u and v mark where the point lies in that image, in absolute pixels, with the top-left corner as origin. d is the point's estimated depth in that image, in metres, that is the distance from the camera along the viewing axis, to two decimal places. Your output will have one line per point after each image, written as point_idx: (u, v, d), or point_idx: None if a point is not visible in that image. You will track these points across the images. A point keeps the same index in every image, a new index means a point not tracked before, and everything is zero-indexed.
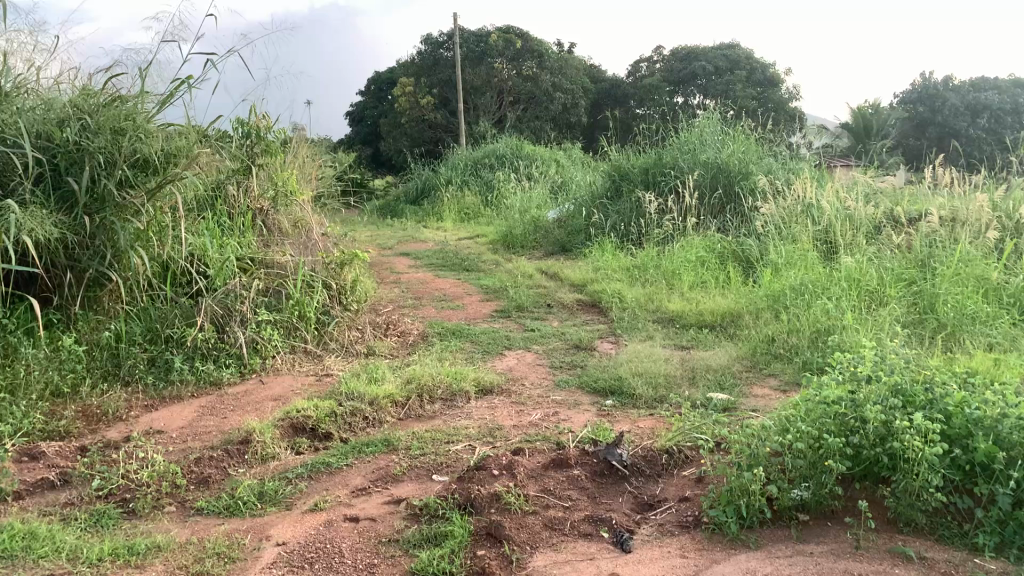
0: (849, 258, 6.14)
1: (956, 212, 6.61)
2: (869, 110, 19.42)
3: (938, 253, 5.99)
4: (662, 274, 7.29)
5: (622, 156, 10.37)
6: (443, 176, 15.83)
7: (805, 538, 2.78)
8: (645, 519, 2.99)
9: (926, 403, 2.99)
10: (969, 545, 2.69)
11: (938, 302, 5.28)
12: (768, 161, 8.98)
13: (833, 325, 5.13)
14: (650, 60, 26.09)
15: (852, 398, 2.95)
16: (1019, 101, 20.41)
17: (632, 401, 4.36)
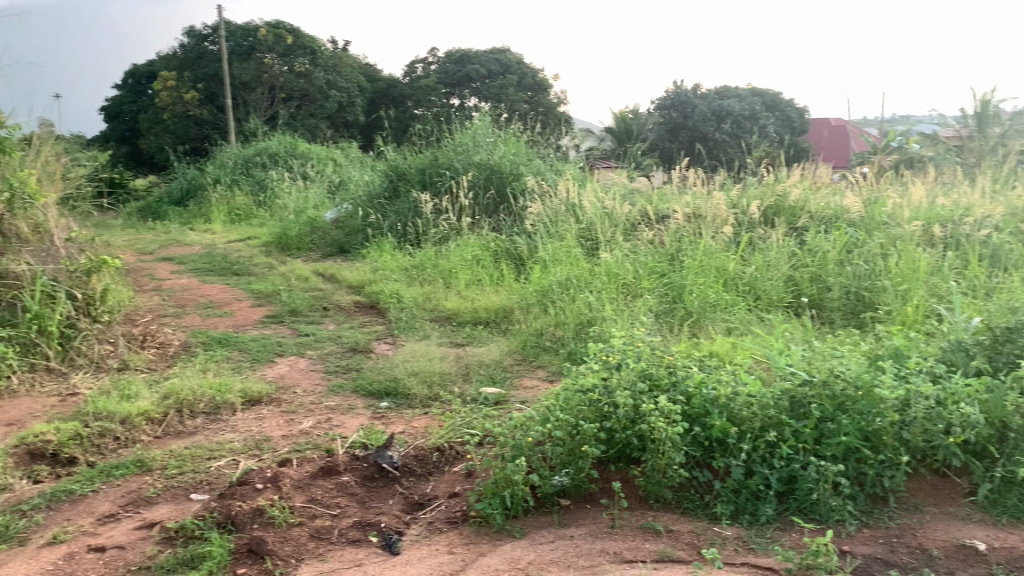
0: (608, 254, 6.50)
1: (700, 209, 7.21)
2: (629, 114, 20.66)
3: (685, 248, 6.51)
4: (438, 273, 7.34)
5: (397, 156, 10.34)
6: (210, 176, 15.01)
7: (566, 523, 2.91)
8: (414, 519, 2.99)
9: (670, 386, 3.24)
10: (709, 514, 2.94)
11: (686, 292, 5.72)
12: (537, 162, 9.34)
13: (594, 317, 5.42)
14: (425, 61, 26.25)
15: (605, 385, 3.14)
16: (756, 108, 22.56)
17: (407, 401, 4.35)
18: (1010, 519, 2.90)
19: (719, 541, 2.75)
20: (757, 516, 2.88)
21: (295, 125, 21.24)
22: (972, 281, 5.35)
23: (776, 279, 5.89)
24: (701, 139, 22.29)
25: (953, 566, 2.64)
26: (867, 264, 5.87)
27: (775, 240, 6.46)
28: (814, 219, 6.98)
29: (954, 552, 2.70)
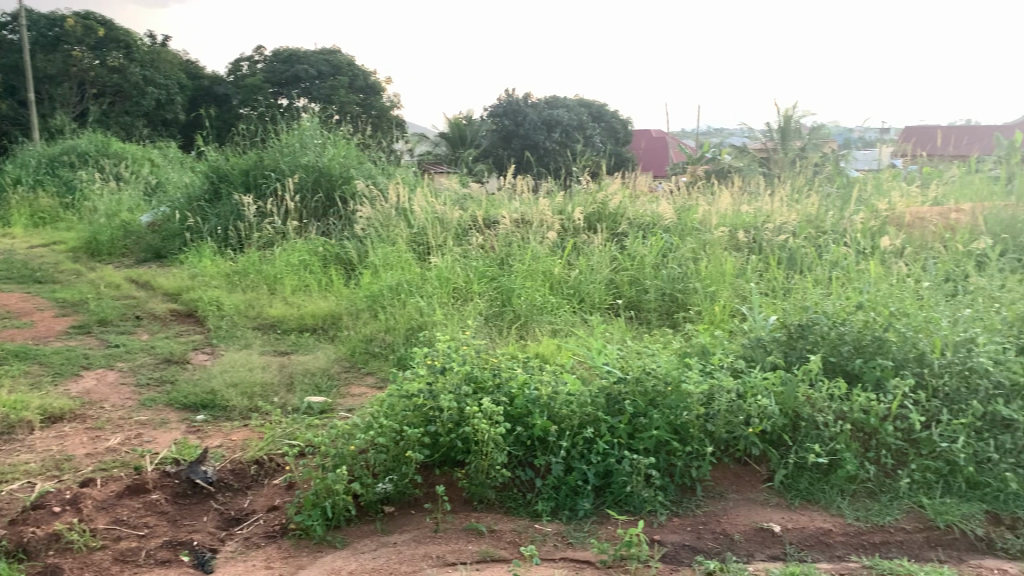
0: (437, 259, 6.51)
1: (527, 215, 7.38)
2: (462, 120, 20.78)
3: (513, 253, 6.63)
4: (263, 279, 7.09)
5: (219, 157, 9.92)
6: (9, 176, 13.80)
7: (389, 530, 2.89)
8: (230, 535, 2.88)
9: (493, 388, 3.29)
10: (531, 513, 3.01)
11: (514, 296, 5.83)
12: (367, 166, 9.26)
13: (424, 322, 5.42)
14: (251, 60, 25.34)
15: (429, 389, 3.14)
16: (583, 119, 23.24)
17: (225, 413, 4.18)
18: (802, 501, 3.15)
19: (539, 538, 2.82)
20: (576, 511, 2.98)
21: (107, 123, 19.92)
22: (772, 282, 5.78)
23: (597, 281, 6.11)
24: (530, 147, 22.70)
25: (752, 548, 2.85)
26: (680, 267, 6.21)
27: (597, 245, 6.70)
28: (633, 226, 7.31)
29: (753, 534, 2.91)
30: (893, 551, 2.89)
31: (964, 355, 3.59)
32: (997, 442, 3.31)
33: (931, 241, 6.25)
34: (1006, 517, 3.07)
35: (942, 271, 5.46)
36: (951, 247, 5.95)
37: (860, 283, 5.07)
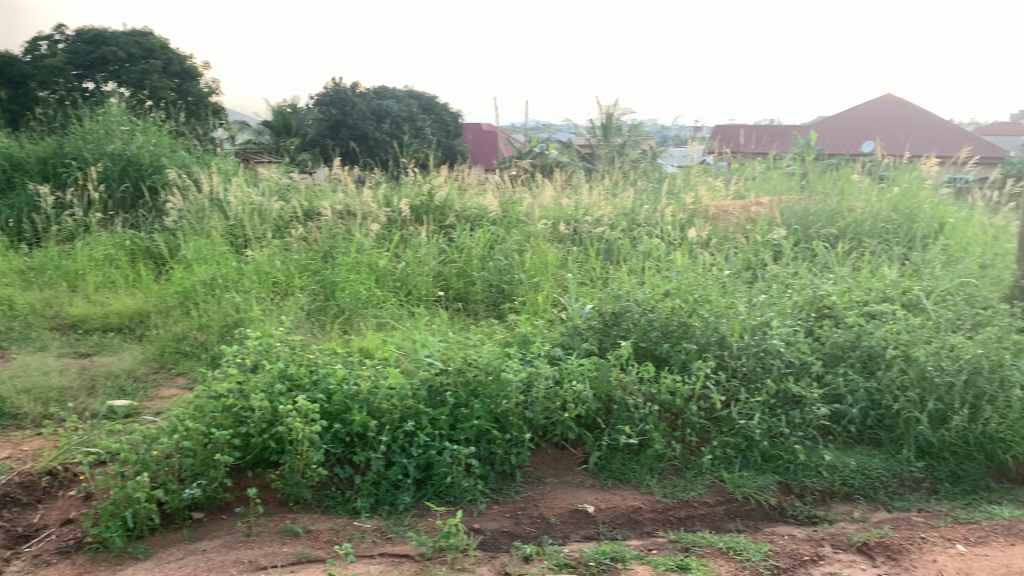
0: (256, 253, 6.26)
1: (351, 207, 7.24)
2: (287, 109, 20.04)
3: (337, 246, 6.49)
4: (63, 276, 6.54)
5: (10, 142, 9.03)
6: None
7: (197, 537, 2.76)
8: (16, 554, 2.67)
9: (310, 385, 3.20)
10: (350, 510, 2.96)
11: (338, 289, 5.69)
12: (180, 155, 8.77)
13: (241, 318, 5.19)
14: (50, 39, 23.33)
15: (241, 389, 3.02)
16: (412, 111, 22.71)
17: (15, 422, 3.84)
18: (614, 481, 3.28)
19: (357, 535, 2.78)
20: (396, 505, 2.96)
21: None
22: (590, 273, 5.97)
23: (424, 274, 6.07)
24: (359, 138, 21.87)
25: (567, 530, 2.95)
26: (505, 259, 6.29)
27: (423, 237, 6.68)
28: (460, 218, 7.32)
29: (568, 516, 3.01)
30: (696, 524, 3.07)
31: (759, 337, 3.86)
32: (788, 417, 3.59)
33: (735, 231, 6.68)
34: (796, 486, 3.34)
35: (744, 260, 5.84)
36: (751, 238, 6.37)
37: (671, 272, 5.33)
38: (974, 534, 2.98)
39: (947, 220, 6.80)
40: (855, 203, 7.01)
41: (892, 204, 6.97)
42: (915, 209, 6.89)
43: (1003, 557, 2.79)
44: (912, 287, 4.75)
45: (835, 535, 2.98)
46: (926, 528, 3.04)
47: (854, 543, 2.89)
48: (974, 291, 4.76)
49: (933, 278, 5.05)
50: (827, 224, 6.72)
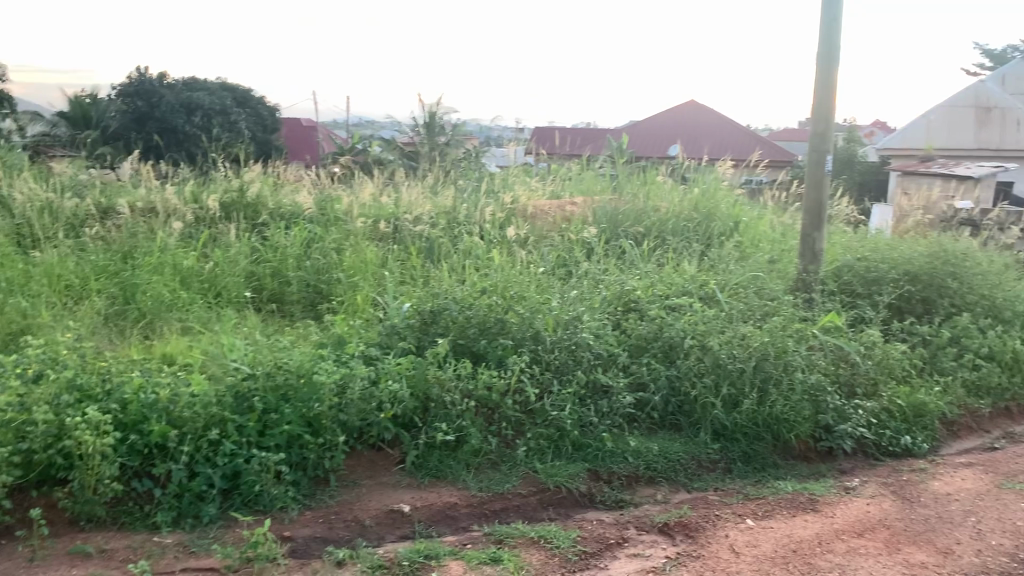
0: (45, 252, 5.76)
1: (154, 204, 6.81)
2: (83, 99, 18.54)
3: (139, 246, 6.09)
4: None
5: None
6: None
7: None
8: None
9: (103, 396, 3.00)
10: (149, 525, 2.80)
11: (139, 291, 5.34)
12: None
13: (27, 325, 4.76)
14: None
15: (22, 402, 2.78)
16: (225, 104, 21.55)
17: None
18: (431, 479, 3.29)
19: (157, 551, 2.64)
20: (200, 517, 2.84)
21: None
22: (408, 271, 5.94)
23: (236, 274, 5.82)
24: None
25: (382, 531, 2.93)
26: (323, 257, 6.14)
27: (234, 236, 6.40)
28: (274, 215, 7.06)
29: (383, 517, 2.99)
30: (510, 516, 3.14)
31: (570, 332, 3.98)
32: (596, 407, 3.75)
33: (550, 229, 6.86)
34: (604, 473, 3.48)
35: (557, 257, 6.01)
36: (565, 236, 6.58)
37: (488, 270, 5.40)
38: (762, 508, 3.22)
39: (741, 220, 7.33)
40: (661, 203, 7.39)
41: (693, 204, 7.41)
42: (713, 208, 7.36)
43: (787, 528, 3.03)
44: (708, 281, 5.08)
45: (640, 517, 3.13)
46: (720, 505, 3.25)
47: (656, 524, 3.04)
48: (763, 284, 5.15)
49: (728, 273, 5.42)
50: (635, 223, 7.05)
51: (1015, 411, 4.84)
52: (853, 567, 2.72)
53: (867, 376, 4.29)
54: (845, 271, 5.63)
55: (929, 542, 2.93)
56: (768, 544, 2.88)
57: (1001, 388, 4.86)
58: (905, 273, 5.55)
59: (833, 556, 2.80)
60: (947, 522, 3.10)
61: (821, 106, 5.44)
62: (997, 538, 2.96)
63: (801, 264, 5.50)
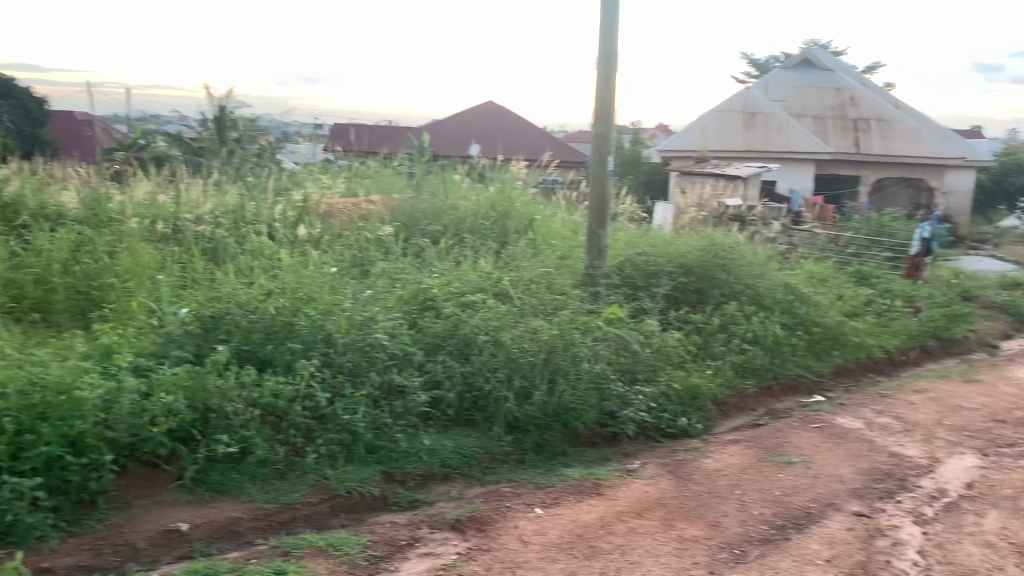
0: None
1: None
2: None
3: None
4: None
5: None
6: None
7: None
8: None
9: None
10: None
11: None
12: None
13: None
14: None
15: None
16: None
17: None
18: (213, 494, 3.13)
19: None
20: None
21: None
22: (191, 274, 5.60)
23: None
24: None
25: (157, 554, 2.77)
26: (95, 260, 5.66)
27: None
28: (36, 215, 6.40)
29: (158, 538, 2.83)
30: (299, 526, 3.05)
31: (362, 333, 3.91)
32: (389, 408, 3.71)
33: (345, 229, 6.72)
34: (398, 474, 3.46)
35: (352, 257, 5.89)
36: (360, 235, 6.46)
37: (278, 271, 5.18)
38: (550, 496, 3.32)
39: (534, 218, 7.53)
40: (457, 200, 7.43)
41: (489, 201, 7.51)
42: (507, 206, 7.51)
43: (573, 514, 3.14)
44: (502, 277, 5.16)
45: (432, 516, 3.14)
46: (511, 497, 3.32)
47: (447, 521, 3.06)
48: (553, 278, 5.31)
49: (520, 268, 5.52)
50: (431, 221, 7.07)
51: (776, 389, 5.32)
52: (632, 547, 2.86)
53: (647, 363, 4.56)
54: (628, 265, 5.93)
55: (700, 517, 3.14)
56: (555, 531, 2.97)
57: (763, 368, 5.32)
58: (681, 266, 5.93)
59: (614, 538, 2.93)
60: (716, 497, 3.34)
61: (603, 108, 5.69)
62: (758, 508, 3.22)
63: (588, 260, 5.75)
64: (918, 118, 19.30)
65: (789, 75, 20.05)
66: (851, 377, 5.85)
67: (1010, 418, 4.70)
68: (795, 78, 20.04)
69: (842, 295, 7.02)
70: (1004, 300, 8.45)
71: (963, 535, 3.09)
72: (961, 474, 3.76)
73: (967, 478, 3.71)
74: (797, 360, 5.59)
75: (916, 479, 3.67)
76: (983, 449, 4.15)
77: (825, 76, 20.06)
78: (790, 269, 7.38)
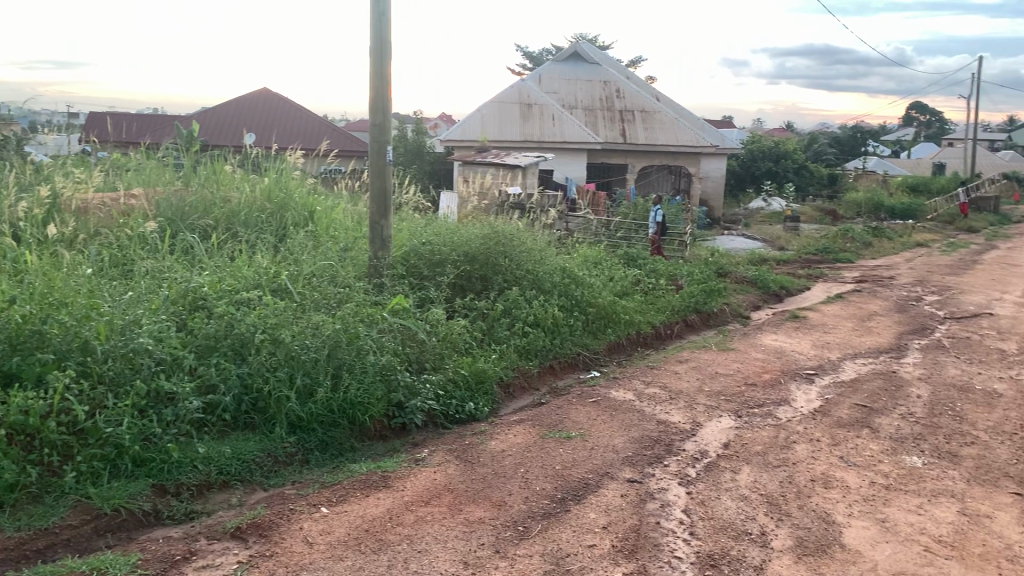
0: None
1: None
2: None
3: None
4: None
5: None
6: None
7: None
8: None
9: None
10: None
11: None
12: None
13: None
14: None
15: None
16: None
17: None
18: None
19: None
20: None
21: None
22: None
23: None
24: None
25: None
26: None
27: None
28: None
29: None
30: (59, 553, 2.81)
31: (125, 338, 3.62)
32: (159, 417, 3.48)
33: (104, 225, 6.20)
34: (171, 486, 3.26)
35: (112, 257, 5.45)
36: (121, 232, 5.99)
37: (25, 274, 4.69)
38: (336, 494, 3.26)
39: (314, 210, 7.34)
40: (229, 192, 7.08)
41: (265, 191, 7.23)
42: (285, 197, 7.25)
43: (360, 509, 3.11)
44: (280, 272, 4.98)
45: (210, 526, 2.99)
46: (296, 498, 3.23)
47: (227, 530, 2.92)
48: (335, 271, 5.20)
49: (300, 261, 5.36)
50: (202, 215, 6.70)
51: (557, 368, 5.54)
52: (420, 535, 2.88)
53: (433, 352, 4.59)
54: (413, 254, 5.89)
55: (485, 499, 3.21)
56: (342, 529, 2.93)
57: (545, 349, 5.53)
58: (464, 253, 6.00)
59: (401, 529, 2.93)
60: (501, 477, 3.43)
61: (378, 97, 5.62)
62: (541, 484, 3.35)
63: (372, 251, 5.66)
64: (677, 109, 20.77)
65: (560, 68, 20.84)
66: (624, 353, 6.22)
67: (759, 381, 5.20)
68: (566, 71, 20.87)
69: (614, 276, 7.43)
70: (753, 274, 9.32)
71: (722, 491, 3.38)
72: (719, 435, 4.11)
73: (724, 439, 4.06)
74: (575, 339, 5.86)
75: (681, 443, 3.97)
76: (738, 410, 4.56)
77: (593, 70, 21.06)
78: (568, 254, 7.71)
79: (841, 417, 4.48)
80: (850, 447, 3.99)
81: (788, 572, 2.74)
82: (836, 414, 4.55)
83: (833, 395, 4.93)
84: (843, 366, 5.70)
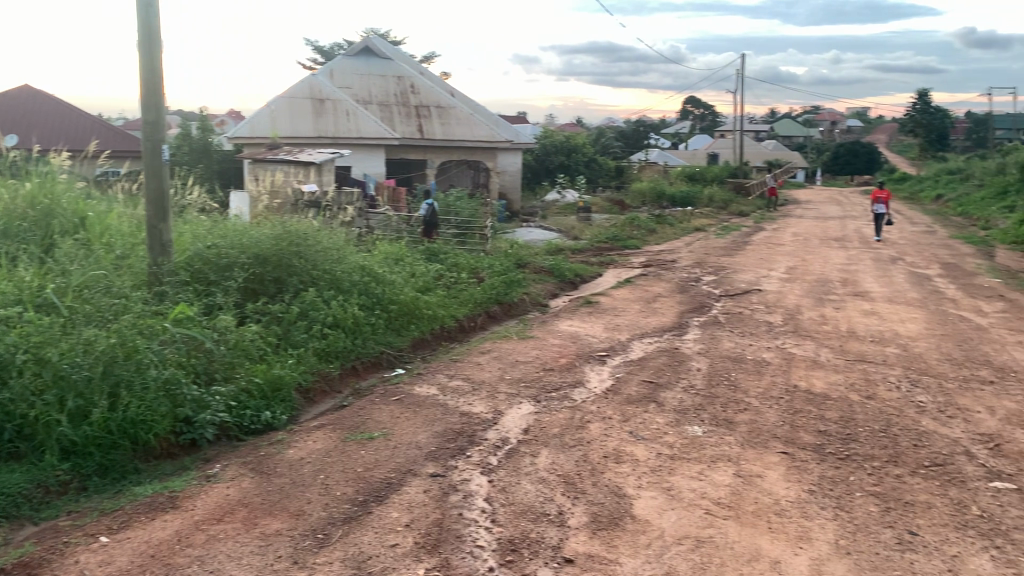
0: None
1: None
2: None
3: None
4: None
5: None
6: None
7: None
8: None
9: None
10: None
11: None
12: None
13: None
14: None
15: None
16: None
17: None
18: None
19: None
20: None
21: None
22: None
23: None
24: None
25: None
26: None
27: None
28: None
29: None
30: None
31: None
32: None
33: None
34: None
35: None
36: None
37: None
38: (118, 521, 3.04)
39: (86, 215, 6.77)
40: None
41: (27, 196, 6.57)
42: (51, 202, 6.64)
43: (145, 534, 2.91)
44: (46, 284, 4.56)
45: None
46: (71, 530, 2.98)
47: None
48: (109, 280, 4.82)
49: (70, 271, 4.93)
50: None
51: (360, 368, 5.47)
52: (212, 555, 2.74)
53: (222, 361, 4.38)
54: (198, 259, 5.58)
55: (283, 509, 3.10)
56: (124, 557, 2.73)
57: (345, 350, 5.43)
58: (254, 256, 5.76)
59: (192, 550, 2.78)
60: (300, 486, 3.33)
61: (149, 92, 5.27)
62: (342, 488, 3.28)
63: (151, 258, 5.32)
64: (471, 104, 21.05)
65: (352, 63, 20.50)
66: (427, 348, 6.23)
67: (556, 366, 5.38)
68: (358, 66, 20.55)
69: (414, 271, 7.41)
70: (550, 264, 9.62)
71: (521, 475, 3.46)
72: (519, 422, 4.21)
73: (524, 424, 4.16)
74: (377, 338, 5.80)
75: (482, 433, 4.03)
76: (536, 396, 4.69)
77: (385, 65, 20.90)
78: (366, 251, 7.60)
79: (631, 395, 4.72)
80: (639, 422, 4.21)
81: (583, 549, 2.85)
82: (626, 391, 4.79)
83: (623, 374, 5.20)
84: (632, 346, 6.01)
